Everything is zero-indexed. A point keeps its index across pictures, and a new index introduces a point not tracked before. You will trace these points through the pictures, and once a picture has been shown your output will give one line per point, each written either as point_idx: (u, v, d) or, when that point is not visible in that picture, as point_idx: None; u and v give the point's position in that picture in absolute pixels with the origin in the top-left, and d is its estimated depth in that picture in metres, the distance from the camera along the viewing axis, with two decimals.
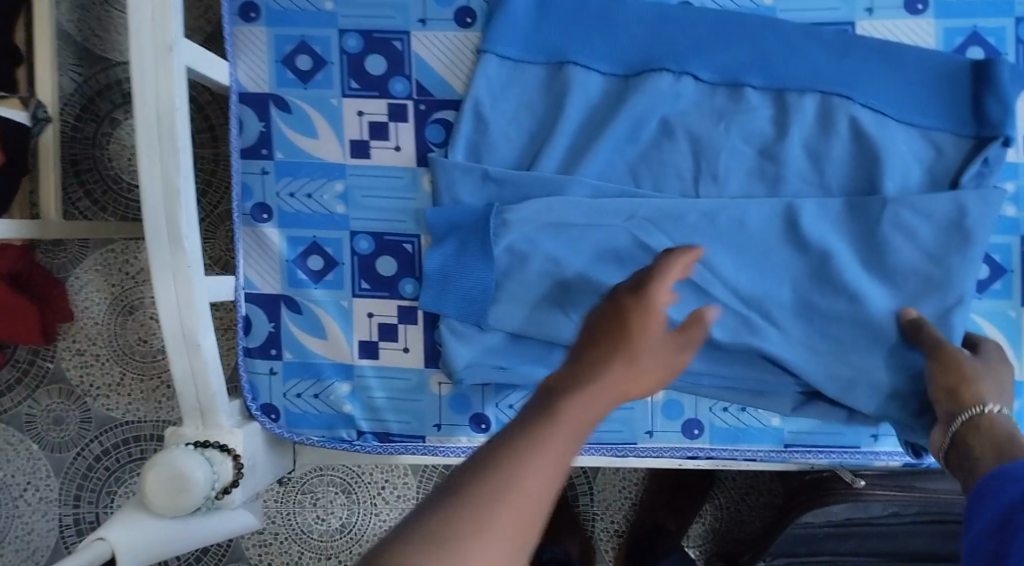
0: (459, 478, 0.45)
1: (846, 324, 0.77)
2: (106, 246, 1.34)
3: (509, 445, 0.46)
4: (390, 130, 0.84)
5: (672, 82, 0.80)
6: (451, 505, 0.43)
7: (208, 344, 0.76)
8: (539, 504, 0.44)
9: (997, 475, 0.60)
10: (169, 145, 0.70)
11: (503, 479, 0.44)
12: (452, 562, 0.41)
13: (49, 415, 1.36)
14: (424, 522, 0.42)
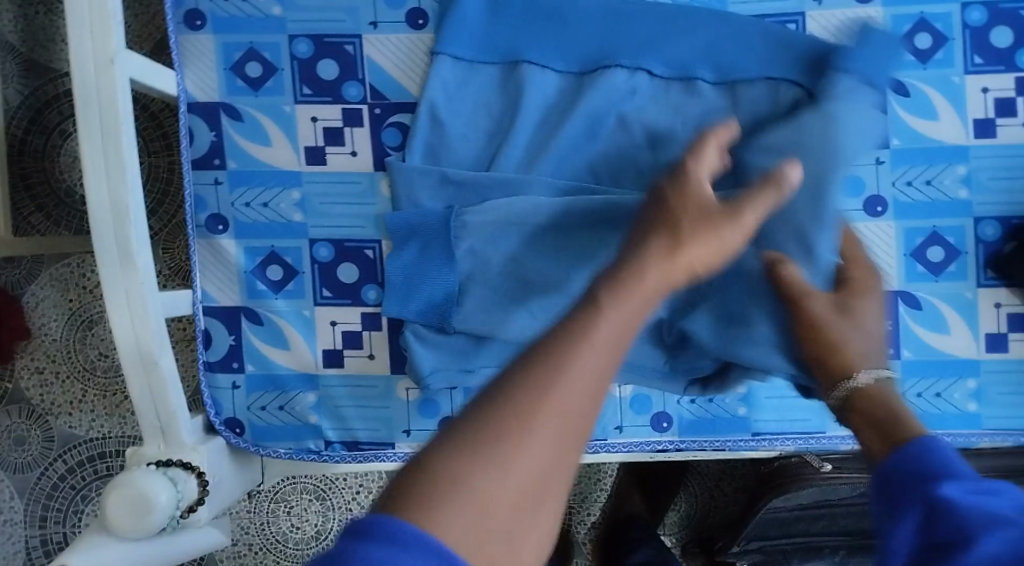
0: (501, 379, 0.44)
1: (738, 295, 0.73)
2: (61, 261, 1.31)
3: (550, 345, 0.44)
4: (346, 135, 0.83)
5: (627, 78, 0.80)
6: (492, 405, 0.42)
7: (166, 361, 0.74)
8: (584, 405, 0.43)
9: (902, 471, 0.50)
10: (115, 160, 0.68)
11: (547, 379, 0.43)
12: (507, 453, 0.40)
13: (10, 436, 1.33)
14: (464, 423, 0.42)
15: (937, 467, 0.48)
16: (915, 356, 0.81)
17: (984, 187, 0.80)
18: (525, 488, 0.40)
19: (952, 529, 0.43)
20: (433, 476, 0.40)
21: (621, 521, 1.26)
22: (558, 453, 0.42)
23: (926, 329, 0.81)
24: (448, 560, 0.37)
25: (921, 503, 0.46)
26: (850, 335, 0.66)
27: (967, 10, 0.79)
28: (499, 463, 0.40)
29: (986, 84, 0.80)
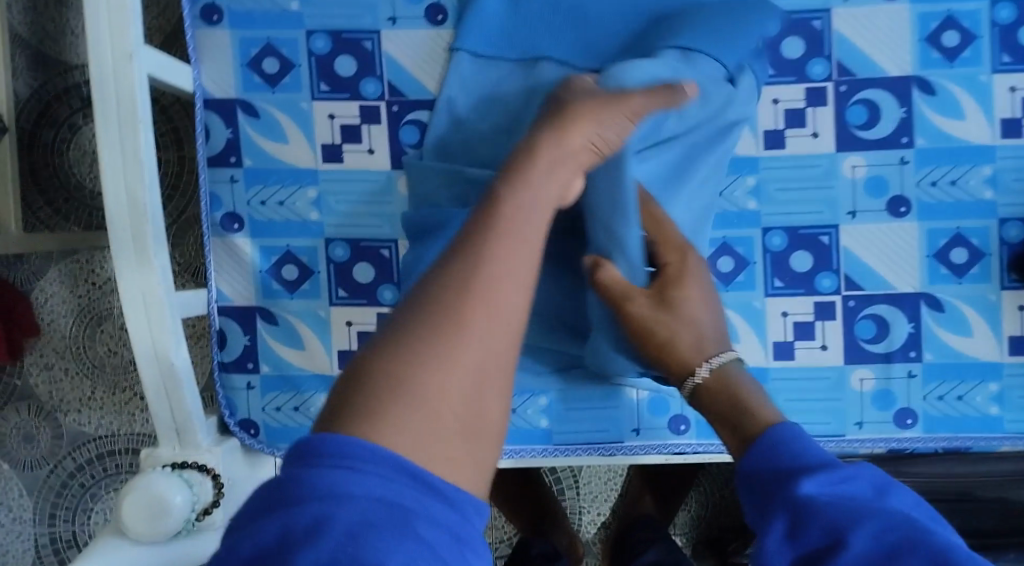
0: (425, 281, 0.44)
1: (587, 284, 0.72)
2: (71, 257, 1.30)
3: (468, 240, 0.45)
4: (363, 133, 0.82)
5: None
6: (421, 309, 0.43)
7: (182, 363, 0.73)
8: (513, 289, 0.44)
9: (761, 466, 0.52)
10: (132, 158, 0.68)
11: (468, 275, 0.43)
12: (442, 355, 0.41)
13: (19, 433, 1.33)
14: (395, 331, 0.42)
15: (790, 460, 0.51)
16: (935, 358, 0.77)
17: (1009, 189, 0.76)
18: (471, 384, 0.41)
19: (820, 534, 0.46)
20: (372, 386, 0.41)
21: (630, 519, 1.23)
22: (495, 348, 0.42)
23: (945, 331, 0.77)
24: (404, 469, 0.39)
25: (783, 502, 0.49)
26: (677, 328, 0.65)
27: (997, 7, 0.75)
28: (437, 361, 0.41)
29: (1014, 83, 0.75)
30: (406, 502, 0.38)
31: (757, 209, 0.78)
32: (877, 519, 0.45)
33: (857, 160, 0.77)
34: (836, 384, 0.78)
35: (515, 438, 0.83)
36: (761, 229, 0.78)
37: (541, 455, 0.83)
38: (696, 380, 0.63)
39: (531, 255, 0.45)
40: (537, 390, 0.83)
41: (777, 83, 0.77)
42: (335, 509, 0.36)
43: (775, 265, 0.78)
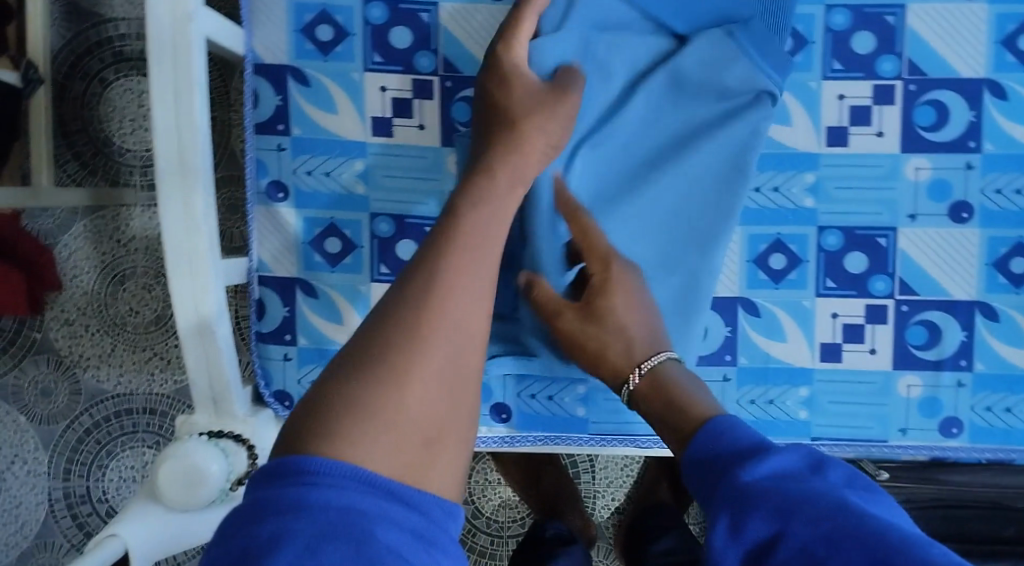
0: (372, 322, 0.51)
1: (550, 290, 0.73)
2: (96, 213, 1.27)
3: (411, 280, 0.51)
4: (414, 108, 0.80)
5: (714, 46, 0.74)
6: (375, 345, 0.49)
7: (223, 331, 0.72)
8: (455, 319, 0.50)
9: (702, 463, 0.55)
10: (186, 120, 0.66)
11: (413, 314, 0.50)
12: (392, 379, 0.47)
13: (36, 386, 1.31)
14: (351, 363, 0.48)
15: (735, 457, 0.53)
16: (986, 368, 0.76)
17: None
18: (424, 399, 0.48)
19: (765, 521, 0.47)
20: (329, 414, 0.47)
21: (644, 506, 1.23)
22: (445, 365, 0.49)
23: (999, 342, 0.76)
24: (366, 480, 0.44)
25: (726, 496, 0.50)
26: (608, 338, 0.68)
27: None
28: (390, 388, 0.47)
29: None
30: (360, 509, 0.43)
31: (815, 207, 0.77)
32: (820, 498, 0.46)
33: (920, 162, 0.76)
34: (882, 389, 0.77)
35: (550, 425, 0.83)
36: (817, 227, 0.77)
37: (575, 443, 0.83)
38: (632, 385, 0.67)
39: (472, 284, 0.52)
40: (576, 379, 0.82)
41: (844, 78, 0.76)
42: (292, 523, 0.42)
43: (828, 266, 0.77)
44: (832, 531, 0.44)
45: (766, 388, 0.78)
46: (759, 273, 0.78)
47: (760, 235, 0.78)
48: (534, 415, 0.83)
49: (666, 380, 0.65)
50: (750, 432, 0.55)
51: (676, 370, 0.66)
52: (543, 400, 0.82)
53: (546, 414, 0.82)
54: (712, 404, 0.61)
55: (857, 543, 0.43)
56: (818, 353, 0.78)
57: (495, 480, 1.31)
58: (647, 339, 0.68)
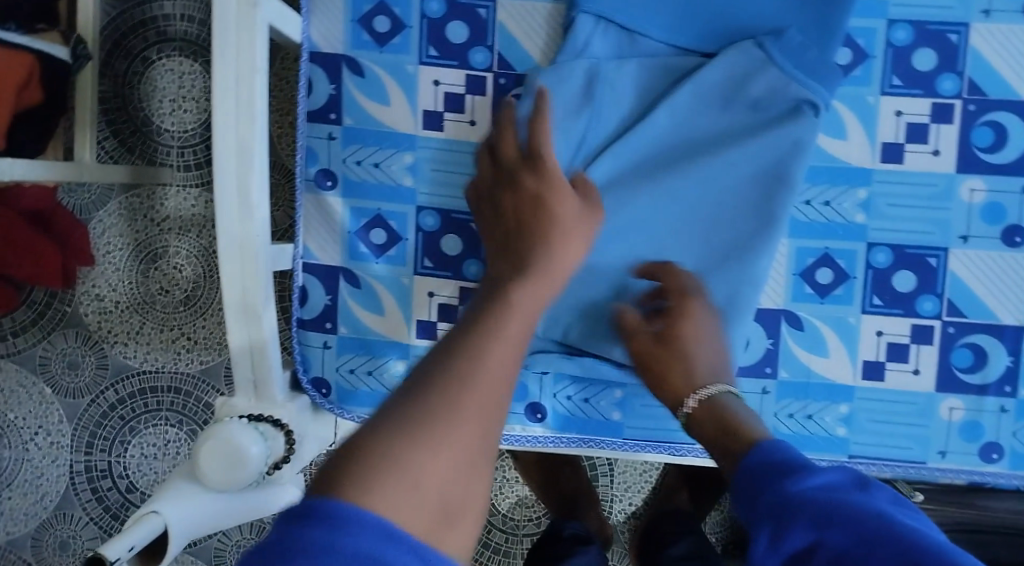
0: (406, 381, 0.46)
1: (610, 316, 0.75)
2: (130, 190, 1.27)
3: (449, 344, 0.48)
4: (466, 103, 0.80)
5: (763, 59, 0.75)
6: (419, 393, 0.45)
7: (269, 316, 0.73)
8: (501, 388, 0.47)
9: (745, 479, 0.53)
10: (246, 105, 0.66)
11: (465, 370, 0.46)
12: (429, 434, 0.43)
13: (64, 359, 1.32)
14: (385, 413, 0.44)
15: (771, 468, 0.52)
16: None
17: None
18: (456, 464, 0.43)
19: (801, 533, 0.45)
20: (354, 467, 0.41)
21: (662, 511, 1.20)
22: (481, 431, 0.45)
23: None
24: (392, 535, 0.39)
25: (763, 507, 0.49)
26: (671, 362, 0.69)
27: None
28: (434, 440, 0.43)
29: None
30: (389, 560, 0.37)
31: (865, 223, 0.77)
32: (854, 509, 0.44)
33: (975, 183, 0.75)
34: (923, 411, 0.77)
35: (584, 428, 0.83)
36: (867, 244, 0.77)
37: (608, 447, 0.83)
38: (686, 410, 0.67)
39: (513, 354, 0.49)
40: (613, 382, 0.82)
41: (902, 94, 0.76)
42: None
43: (876, 283, 0.77)
44: (872, 538, 0.42)
45: (806, 403, 0.78)
46: (805, 286, 0.78)
47: (808, 249, 0.78)
48: (569, 416, 0.83)
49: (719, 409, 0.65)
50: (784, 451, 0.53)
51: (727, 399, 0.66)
52: (579, 402, 0.82)
53: (581, 416, 0.83)
54: (763, 431, 0.61)
55: (893, 549, 0.41)
56: (859, 370, 0.78)
57: (513, 478, 1.31)
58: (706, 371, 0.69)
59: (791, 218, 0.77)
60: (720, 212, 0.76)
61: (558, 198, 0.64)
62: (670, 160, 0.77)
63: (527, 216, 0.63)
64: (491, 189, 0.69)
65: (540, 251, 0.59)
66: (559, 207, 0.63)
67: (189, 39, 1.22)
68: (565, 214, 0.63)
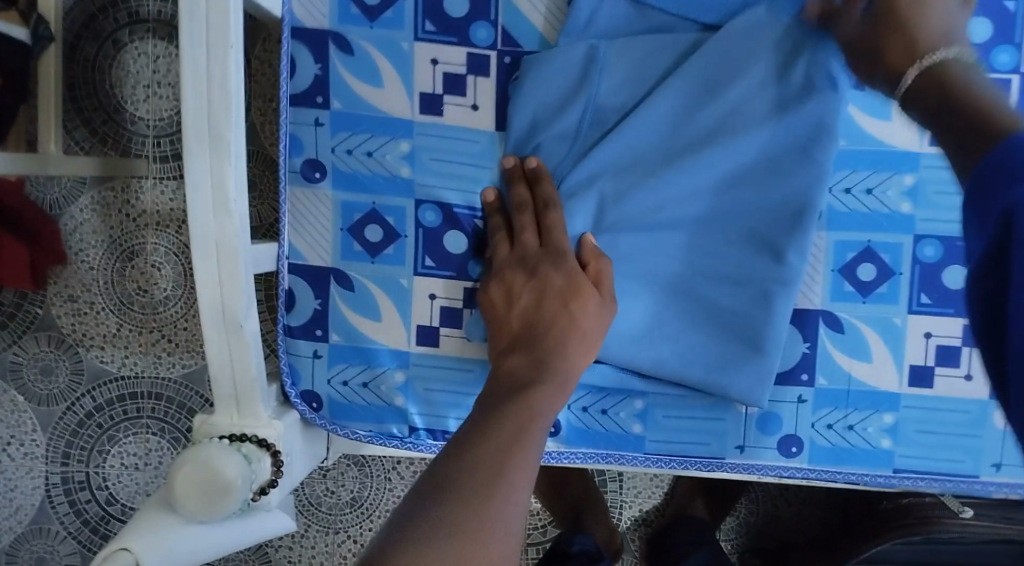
0: (437, 468, 0.50)
1: (642, 338, 0.71)
2: (104, 183, 1.18)
3: (476, 434, 0.53)
4: (467, 84, 0.72)
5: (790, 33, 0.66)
6: (443, 499, 0.48)
7: (251, 325, 0.65)
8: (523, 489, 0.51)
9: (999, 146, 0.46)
10: (219, 88, 0.58)
11: (489, 471, 0.50)
12: (466, 534, 0.46)
13: (37, 365, 1.23)
14: (423, 509, 0.47)
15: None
16: None
17: None
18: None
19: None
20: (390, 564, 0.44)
21: (677, 520, 1.11)
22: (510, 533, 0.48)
23: None
24: None
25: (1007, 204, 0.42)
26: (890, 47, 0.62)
27: None
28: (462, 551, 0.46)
29: None
30: None
31: (912, 213, 0.70)
32: None
33: None
34: (976, 420, 0.71)
35: (602, 442, 0.75)
36: (914, 236, 0.70)
37: (627, 462, 0.76)
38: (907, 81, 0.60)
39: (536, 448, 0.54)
40: (634, 392, 0.74)
41: None
42: None
43: (923, 280, 0.70)
44: None
45: (846, 413, 0.72)
46: (845, 284, 0.71)
47: (848, 243, 0.70)
48: (585, 429, 0.75)
49: (948, 75, 0.57)
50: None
51: (969, 67, 0.58)
52: (595, 414, 0.75)
53: (598, 429, 0.75)
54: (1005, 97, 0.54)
55: None
56: (906, 376, 0.72)
57: None
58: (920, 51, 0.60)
59: (828, 208, 0.70)
60: (752, 206, 0.69)
61: (581, 301, 0.65)
62: (694, 143, 0.68)
63: (543, 317, 0.64)
64: (487, 285, 0.69)
65: (560, 359, 0.62)
66: (577, 311, 0.65)
67: (163, 19, 1.13)
68: (588, 324, 0.65)
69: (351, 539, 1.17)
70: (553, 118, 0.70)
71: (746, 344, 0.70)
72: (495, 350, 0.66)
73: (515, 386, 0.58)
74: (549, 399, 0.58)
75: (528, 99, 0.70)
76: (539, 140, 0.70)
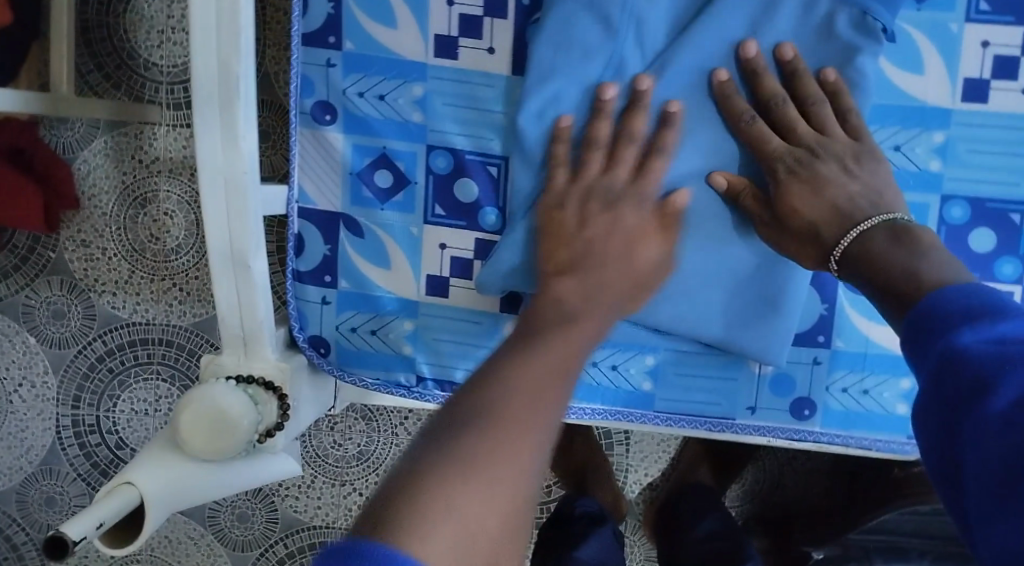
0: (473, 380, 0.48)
1: None
2: (118, 128, 1.16)
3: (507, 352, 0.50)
4: (484, 27, 0.69)
5: None
6: (485, 394, 0.45)
7: (259, 267, 0.64)
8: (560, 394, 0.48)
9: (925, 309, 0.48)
10: (228, 19, 0.56)
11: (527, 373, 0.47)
12: (511, 424, 0.44)
13: (49, 308, 1.23)
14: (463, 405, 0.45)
15: (982, 303, 0.45)
16: None
17: None
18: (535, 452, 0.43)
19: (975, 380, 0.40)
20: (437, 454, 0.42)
21: (683, 487, 1.09)
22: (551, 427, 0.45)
23: None
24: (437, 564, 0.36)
25: (939, 348, 0.44)
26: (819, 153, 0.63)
27: None
28: (497, 476, 0.41)
29: None
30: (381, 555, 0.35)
31: (940, 171, 0.68)
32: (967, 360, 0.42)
33: None
34: None
35: (611, 398, 0.75)
36: (941, 197, 0.68)
37: (637, 420, 0.75)
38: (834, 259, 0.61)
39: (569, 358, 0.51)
40: (645, 348, 0.73)
41: (990, 23, 0.65)
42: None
43: (950, 241, 0.68)
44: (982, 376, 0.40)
45: (862, 376, 0.71)
46: None
47: None
48: (594, 385, 0.74)
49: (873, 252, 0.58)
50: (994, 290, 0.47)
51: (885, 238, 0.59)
52: (606, 370, 0.74)
53: (608, 386, 0.74)
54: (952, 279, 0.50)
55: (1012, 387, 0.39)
56: None
57: None
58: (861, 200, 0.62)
59: None
60: None
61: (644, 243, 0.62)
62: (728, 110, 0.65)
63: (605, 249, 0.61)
64: (560, 203, 0.64)
65: (611, 293, 0.59)
66: (639, 253, 0.62)
67: None
68: (644, 262, 0.62)
69: (357, 492, 1.18)
70: (573, 62, 0.66)
71: (763, 302, 0.68)
72: (540, 272, 0.62)
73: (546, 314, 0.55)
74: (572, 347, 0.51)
75: (550, 38, 0.66)
76: (553, 86, 0.66)
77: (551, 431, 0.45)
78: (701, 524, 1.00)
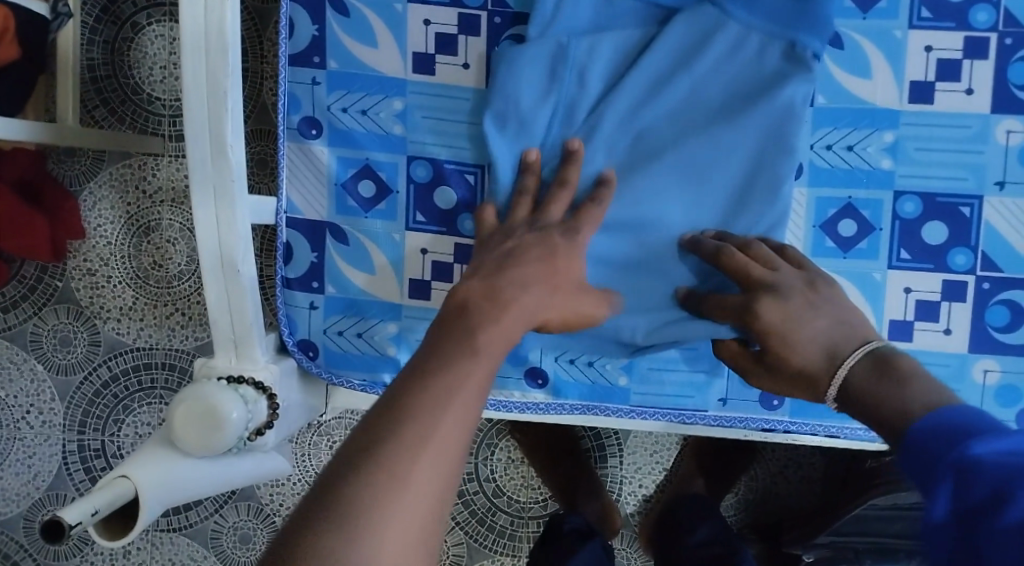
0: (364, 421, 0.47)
1: (628, 291, 0.72)
2: (122, 160, 1.21)
3: (406, 381, 0.49)
4: (459, 44, 0.74)
5: None
6: (365, 446, 0.45)
7: (248, 271, 0.68)
8: (453, 434, 0.46)
9: (917, 444, 0.49)
10: (216, 38, 0.61)
11: (414, 412, 0.46)
12: (383, 479, 0.43)
13: (55, 336, 1.25)
14: (344, 463, 0.45)
15: (978, 431, 0.47)
16: None
17: None
18: (414, 507, 0.43)
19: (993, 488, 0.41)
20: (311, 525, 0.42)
21: (678, 498, 1.08)
22: (435, 474, 0.45)
23: None
24: None
25: (947, 467, 0.45)
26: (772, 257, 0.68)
27: None
28: (376, 527, 0.42)
29: None
30: None
31: (891, 169, 0.71)
32: (983, 471, 0.42)
33: (1012, 124, 0.70)
34: (956, 371, 0.73)
35: (588, 394, 0.78)
36: (893, 193, 0.72)
37: (613, 414, 0.78)
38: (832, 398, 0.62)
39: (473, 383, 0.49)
40: None
41: (931, 29, 0.70)
42: None
43: (903, 235, 0.72)
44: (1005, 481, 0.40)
45: None
46: (826, 239, 0.73)
47: (830, 199, 0.72)
48: (572, 381, 0.78)
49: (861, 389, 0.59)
50: (980, 413, 0.49)
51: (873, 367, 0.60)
52: (582, 365, 0.78)
53: (585, 382, 0.78)
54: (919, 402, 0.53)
55: None
56: (886, 330, 0.73)
57: (518, 458, 1.20)
58: (841, 337, 0.64)
59: (810, 165, 0.72)
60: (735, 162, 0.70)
61: None
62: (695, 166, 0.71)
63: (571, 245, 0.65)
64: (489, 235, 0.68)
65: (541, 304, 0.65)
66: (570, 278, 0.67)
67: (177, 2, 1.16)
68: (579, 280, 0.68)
69: None
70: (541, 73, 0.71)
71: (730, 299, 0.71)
72: None
73: (458, 327, 0.53)
74: (467, 373, 0.49)
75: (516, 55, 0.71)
76: (521, 102, 0.71)
77: (434, 480, 0.45)
78: (697, 532, 0.99)
